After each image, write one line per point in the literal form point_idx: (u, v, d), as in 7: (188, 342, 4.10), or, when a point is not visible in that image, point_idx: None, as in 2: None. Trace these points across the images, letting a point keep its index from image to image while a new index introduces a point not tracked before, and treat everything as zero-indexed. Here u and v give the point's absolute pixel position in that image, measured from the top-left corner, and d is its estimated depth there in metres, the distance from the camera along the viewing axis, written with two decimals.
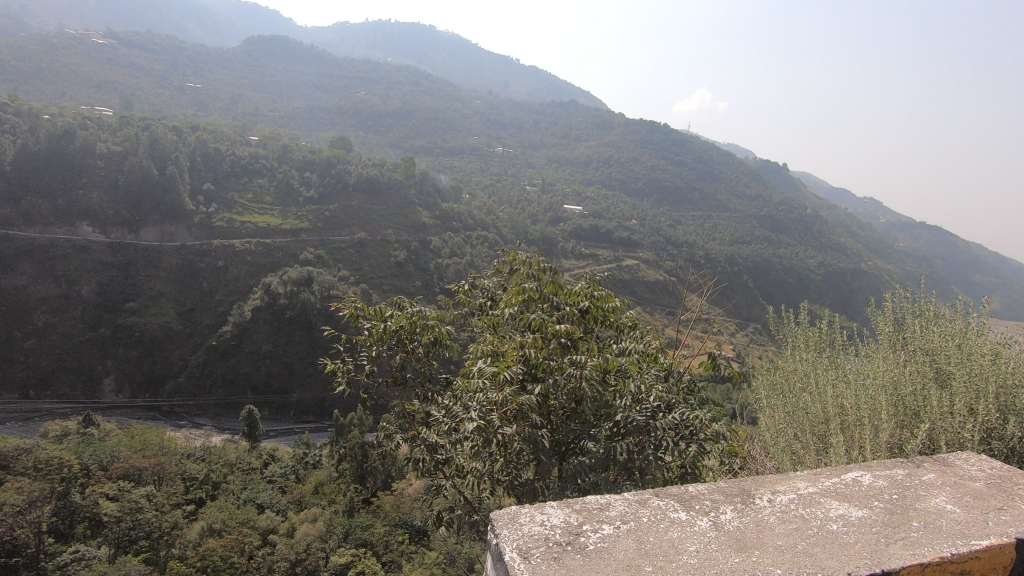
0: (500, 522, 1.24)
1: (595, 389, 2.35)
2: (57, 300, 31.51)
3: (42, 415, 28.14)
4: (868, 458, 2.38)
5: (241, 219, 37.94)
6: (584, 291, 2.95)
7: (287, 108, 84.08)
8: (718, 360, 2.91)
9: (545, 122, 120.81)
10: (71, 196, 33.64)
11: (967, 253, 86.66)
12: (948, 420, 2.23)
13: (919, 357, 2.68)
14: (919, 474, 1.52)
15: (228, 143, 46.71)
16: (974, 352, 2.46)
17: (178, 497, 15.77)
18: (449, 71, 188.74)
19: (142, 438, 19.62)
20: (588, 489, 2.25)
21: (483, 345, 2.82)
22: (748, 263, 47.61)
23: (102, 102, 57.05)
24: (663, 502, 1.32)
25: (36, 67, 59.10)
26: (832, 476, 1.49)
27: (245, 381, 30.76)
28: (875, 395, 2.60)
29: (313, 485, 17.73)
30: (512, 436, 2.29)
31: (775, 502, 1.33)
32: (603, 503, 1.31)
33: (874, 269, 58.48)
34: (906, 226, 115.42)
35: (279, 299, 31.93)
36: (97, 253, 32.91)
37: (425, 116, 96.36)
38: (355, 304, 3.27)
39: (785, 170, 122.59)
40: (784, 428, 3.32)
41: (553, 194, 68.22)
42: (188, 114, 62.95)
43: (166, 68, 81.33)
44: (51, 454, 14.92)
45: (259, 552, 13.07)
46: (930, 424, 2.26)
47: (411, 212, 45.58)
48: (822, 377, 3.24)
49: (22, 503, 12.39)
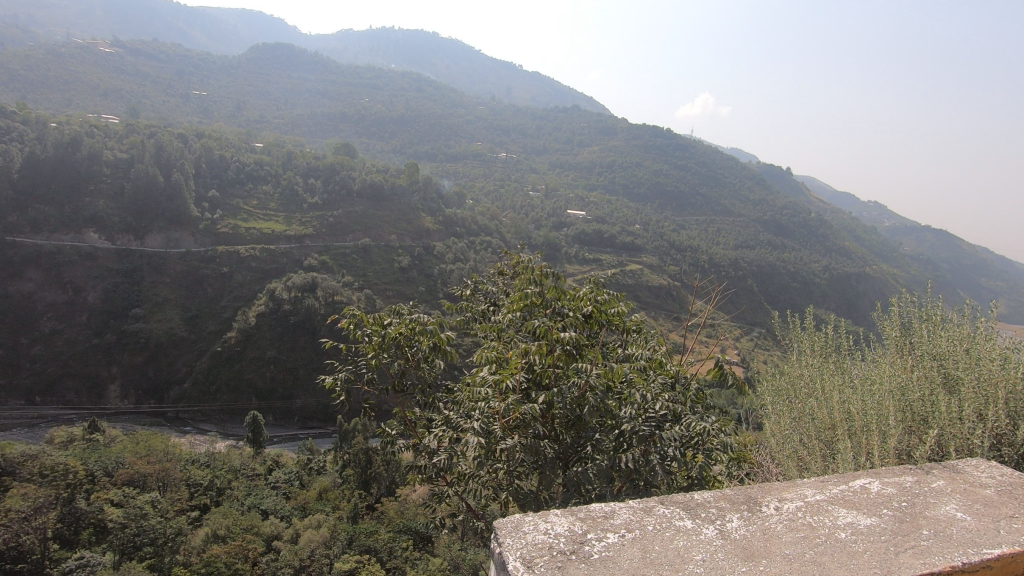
0: (503, 531, 1.23)
1: (599, 399, 2.33)
2: (64, 307, 31.69)
3: (47, 421, 28.19)
4: (874, 465, 2.34)
5: (246, 225, 38.18)
6: (587, 298, 2.93)
7: (291, 116, 84.74)
8: (724, 368, 2.89)
9: (547, 128, 121.37)
10: (78, 204, 34.01)
11: (973, 257, 86.00)
12: (956, 426, 2.19)
13: (928, 362, 2.66)
14: (927, 479, 1.50)
15: (234, 150, 47.15)
16: (982, 357, 2.43)
17: (183, 503, 15.77)
18: (451, 78, 189.83)
19: (148, 444, 19.68)
20: (589, 499, 2.25)
21: (487, 353, 2.78)
22: (752, 267, 47.48)
23: (110, 110, 57.60)
24: (668, 509, 1.30)
25: (43, 74, 59.68)
26: (838, 483, 1.48)
27: (250, 387, 30.80)
28: (882, 400, 2.57)
29: (317, 491, 17.75)
30: (513, 447, 2.29)
31: (781, 510, 1.31)
32: (609, 510, 1.29)
33: (880, 272, 58.16)
34: (911, 230, 114.68)
35: (284, 305, 32.10)
36: (103, 260, 33.16)
37: (428, 122, 96.87)
38: (354, 313, 3.25)
39: (789, 174, 122.48)
40: (789, 433, 3.29)
41: (556, 199, 68.28)
42: (195, 123, 63.56)
43: (172, 77, 82.14)
44: (58, 460, 15.02)
45: (264, 558, 13.08)
46: (937, 430, 2.24)
47: (415, 217, 45.76)
48: (828, 383, 3.22)
49: (27, 509, 12.47)
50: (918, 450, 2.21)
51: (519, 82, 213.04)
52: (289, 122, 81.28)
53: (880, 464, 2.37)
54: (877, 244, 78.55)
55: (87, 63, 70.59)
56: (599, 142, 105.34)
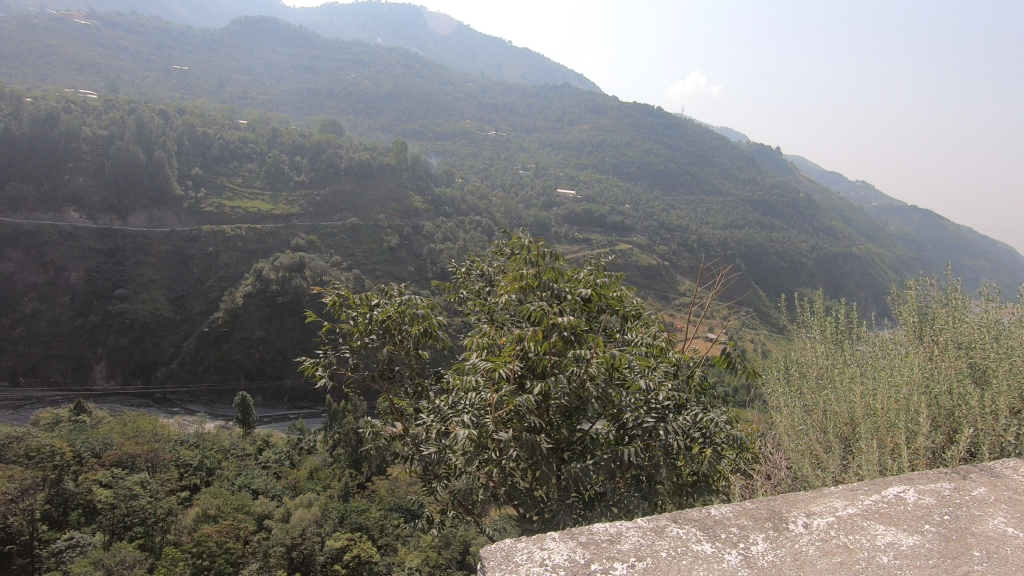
0: (491, 561, 1.05)
1: (600, 389, 2.15)
2: (46, 287, 31.04)
3: (32, 403, 27.64)
4: (904, 468, 2.17)
5: (230, 204, 37.45)
6: (584, 279, 2.74)
7: (277, 93, 82.91)
8: (729, 355, 2.71)
9: (538, 105, 120.07)
10: (57, 181, 33.26)
11: (957, 238, 86.82)
12: (989, 424, 2.06)
13: (955, 354, 2.54)
14: (965, 487, 1.35)
15: (217, 127, 46.01)
16: (1016, 351, 2.31)
17: (172, 484, 15.54)
18: (440, 54, 186.54)
19: (135, 425, 19.37)
20: (589, 501, 2.13)
21: (480, 337, 2.56)
22: (740, 247, 47.79)
23: (87, 85, 56.00)
24: (683, 530, 1.13)
25: (18, 48, 57.83)
26: (870, 491, 1.32)
27: (238, 368, 30.47)
28: (909, 395, 2.42)
29: (308, 470, 17.65)
30: (508, 443, 2.12)
31: (811, 529, 1.15)
32: (614, 534, 1.11)
33: (865, 252, 58.66)
34: (898, 210, 115.38)
35: (271, 286, 31.52)
36: (85, 239, 32.42)
37: (416, 99, 95.25)
38: (338, 293, 3.03)
39: (778, 154, 122.22)
40: (801, 424, 3.04)
41: (546, 177, 67.81)
42: (175, 98, 62.00)
43: (152, 51, 79.95)
44: (43, 442, 14.72)
45: (255, 537, 12.94)
46: (972, 428, 2.08)
47: (404, 197, 45.08)
48: (845, 379, 3.05)
49: (15, 490, 12.19)
50: (952, 448, 2.08)
51: (509, 60, 209.77)
52: (274, 99, 79.66)
53: (908, 467, 2.21)
54: (863, 224, 79.13)
55: (64, 37, 68.29)
56: (589, 121, 104.43)
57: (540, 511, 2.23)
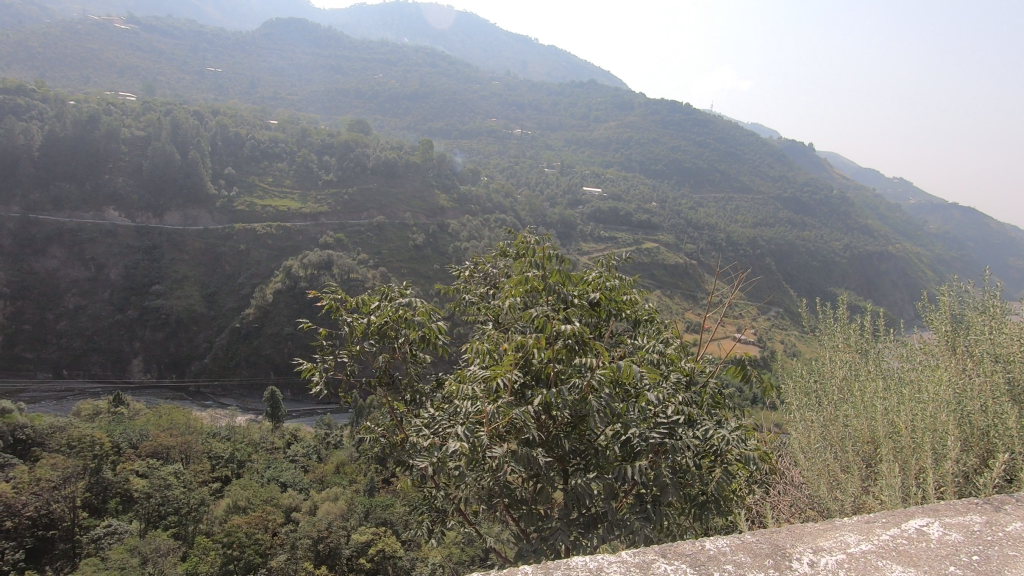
0: None
1: (605, 401, 2.04)
2: (87, 283, 32.10)
3: (74, 394, 28.56)
4: (937, 493, 2.01)
5: (261, 203, 38.28)
6: (593, 284, 2.63)
7: (306, 93, 84.43)
8: (748, 368, 2.56)
9: (564, 102, 119.56)
10: (98, 181, 34.51)
11: (1002, 237, 83.12)
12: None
13: (993, 371, 2.37)
14: (998, 522, 1.22)
15: (249, 127, 47.09)
16: None
17: (204, 475, 15.86)
18: (467, 52, 186.81)
19: (170, 418, 19.87)
20: (584, 533, 2.01)
21: (479, 348, 2.48)
22: (770, 246, 46.73)
23: (125, 88, 57.97)
24: (673, 566, 1.03)
25: (62, 53, 60.10)
26: (887, 524, 1.20)
27: (268, 363, 31.05)
28: (936, 413, 2.29)
29: (335, 464, 17.93)
30: (503, 459, 2.03)
31: (817, 567, 1.04)
32: (594, 568, 1.02)
33: (902, 251, 56.65)
34: (937, 208, 111.25)
35: (300, 282, 31.94)
36: (124, 237, 33.54)
37: (442, 98, 95.85)
38: (336, 296, 2.96)
39: (811, 150, 119.11)
40: (820, 442, 2.87)
41: (571, 175, 67.52)
42: (208, 99, 63.74)
43: (186, 53, 82.19)
44: (84, 432, 15.16)
45: (282, 529, 13.07)
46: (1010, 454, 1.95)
47: (429, 195, 45.35)
48: (869, 391, 2.89)
49: (57, 478, 12.55)
50: (987, 474, 1.92)
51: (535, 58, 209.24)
52: (304, 99, 81.08)
53: (936, 494, 2.05)
54: (900, 222, 76.52)
55: (104, 41, 70.76)
56: (616, 118, 103.57)
57: (540, 527, 2.16)
